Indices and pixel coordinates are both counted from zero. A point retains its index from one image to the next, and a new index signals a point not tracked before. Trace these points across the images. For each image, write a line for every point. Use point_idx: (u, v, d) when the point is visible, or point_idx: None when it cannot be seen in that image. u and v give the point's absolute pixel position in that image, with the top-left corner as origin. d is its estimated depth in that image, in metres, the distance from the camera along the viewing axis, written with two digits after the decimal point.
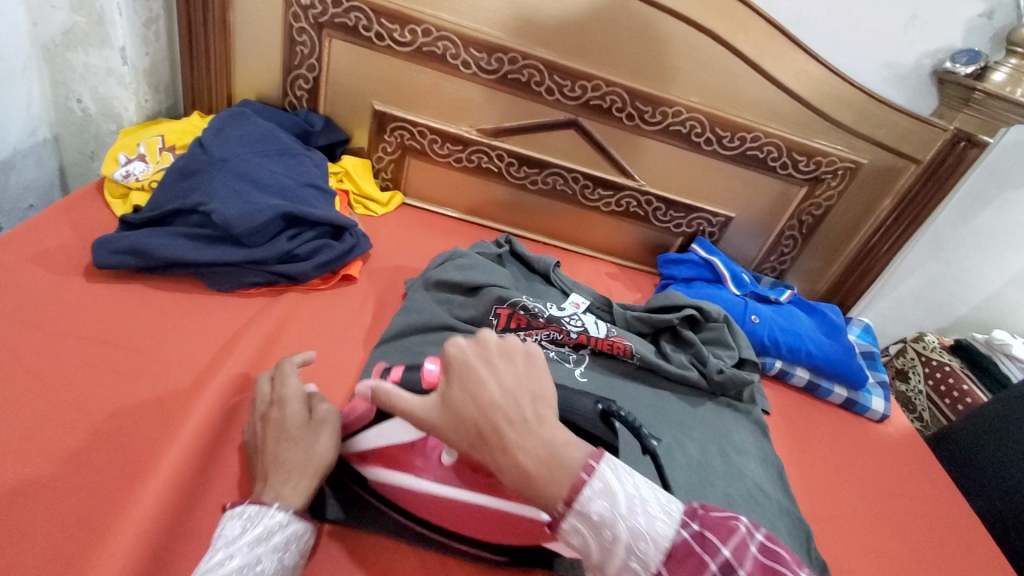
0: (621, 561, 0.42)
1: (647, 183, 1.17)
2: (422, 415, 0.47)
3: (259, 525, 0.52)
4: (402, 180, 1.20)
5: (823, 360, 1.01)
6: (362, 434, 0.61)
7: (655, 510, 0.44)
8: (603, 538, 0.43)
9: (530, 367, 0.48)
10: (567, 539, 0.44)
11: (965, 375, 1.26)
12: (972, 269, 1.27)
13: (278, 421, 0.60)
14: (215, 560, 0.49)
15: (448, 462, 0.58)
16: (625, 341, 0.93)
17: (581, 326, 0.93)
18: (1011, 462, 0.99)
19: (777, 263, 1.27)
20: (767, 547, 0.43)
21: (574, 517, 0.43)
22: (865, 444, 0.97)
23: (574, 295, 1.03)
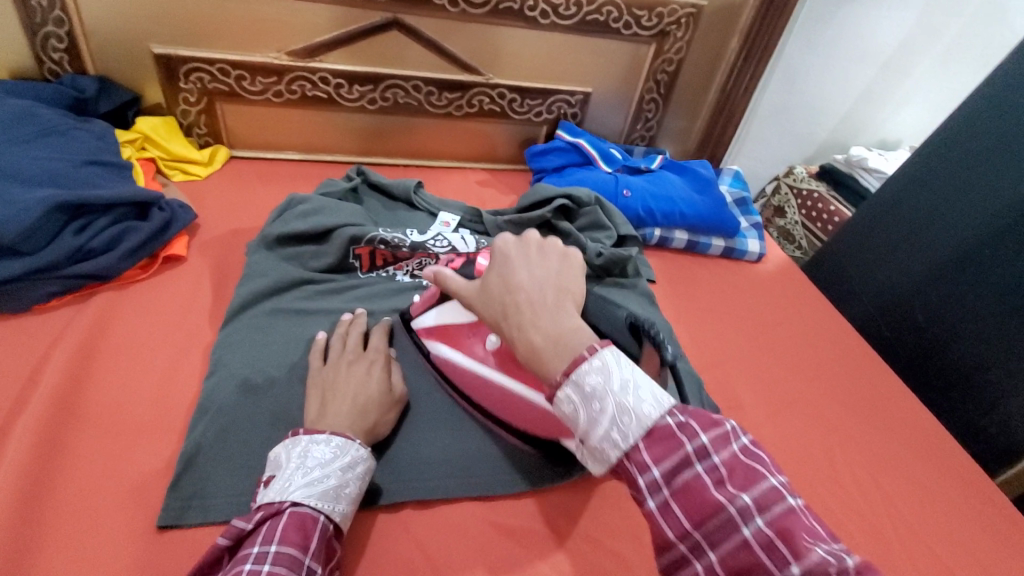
0: (603, 432, 0.41)
1: (494, 75, 1.08)
2: (468, 300, 0.56)
3: (348, 454, 0.57)
4: (222, 131, 1.05)
5: (696, 218, 1.03)
6: (432, 311, 0.74)
7: (645, 395, 0.42)
8: (591, 410, 0.42)
9: (563, 266, 0.55)
10: (560, 409, 0.44)
11: (832, 198, 1.34)
12: (825, 93, 1.30)
13: (367, 375, 0.65)
14: (313, 476, 0.54)
15: (490, 346, 0.68)
16: None
17: (448, 245, 0.87)
18: (875, 267, 1.07)
19: (645, 130, 1.24)
20: (752, 451, 0.41)
21: (568, 386, 0.44)
22: (745, 287, 1.01)
23: (442, 214, 0.96)
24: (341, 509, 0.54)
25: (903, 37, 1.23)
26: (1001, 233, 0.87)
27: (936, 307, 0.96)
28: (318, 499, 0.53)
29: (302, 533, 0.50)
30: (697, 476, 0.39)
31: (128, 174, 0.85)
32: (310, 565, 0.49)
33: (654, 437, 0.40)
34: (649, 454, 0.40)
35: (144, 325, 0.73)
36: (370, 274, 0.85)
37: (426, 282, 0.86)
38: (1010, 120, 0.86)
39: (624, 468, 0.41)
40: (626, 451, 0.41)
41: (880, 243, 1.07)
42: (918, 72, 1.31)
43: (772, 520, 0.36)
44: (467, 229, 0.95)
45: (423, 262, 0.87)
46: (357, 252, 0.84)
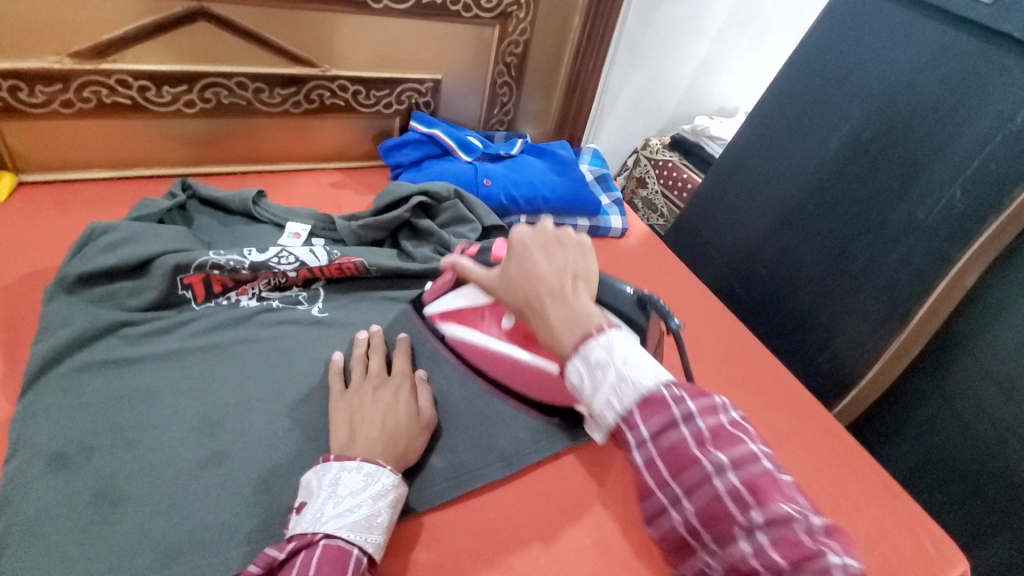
0: (604, 400, 0.43)
1: (332, 67, 0.99)
2: (489, 287, 0.56)
3: (379, 482, 0.55)
4: (3, 154, 0.86)
5: (558, 201, 1.04)
6: (448, 300, 0.73)
7: (647, 370, 0.43)
8: (596, 378, 0.44)
9: (581, 254, 0.53)
10: (567, 379, 0.46)
11: (684, 165, 1.43)
12: (667, 68, 1.37)
13: (395, 398, 0.64)
14: (344, 505, 0.52)
15: (506, 326, 0.70)
16: (355, 258, 0.81)
17: (295, 260, 0.78)
18: (723, 230, 1.16)
19: (503, 114, 1.22)
20: (739, 424, 0.43)
21: (577, 361, 0.45)
22: (611, 263, 1.05)
23: (290, 224, 0.88)
24: (374, 539, 0.52)
25: (727, 12, 1.33)
26: (817, 193, 0.98)
27: (774, 263, 1.06)
28: (352, 528, 0.51)
29: (338, 565, 0.48)
30: (683, 439, 0.40)
31: None
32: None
33: (649, 405, 0.42)
34: (642, 417, 0.42)
35: None
36: (206, 304, 0.75)
37: (276, 303, 0.77)
38: (824, 87, 0.97)
39: (619, 430, 0.43)
40: (624, 418, 0.43)
41: (725, 207, 1.15)
42: (744, 43, 1.42)
43: (747, 477, 0.39)
44: (320, 238, 0.88)
45: (271, 282, 0.79)
46: (186, 281, 0.73)
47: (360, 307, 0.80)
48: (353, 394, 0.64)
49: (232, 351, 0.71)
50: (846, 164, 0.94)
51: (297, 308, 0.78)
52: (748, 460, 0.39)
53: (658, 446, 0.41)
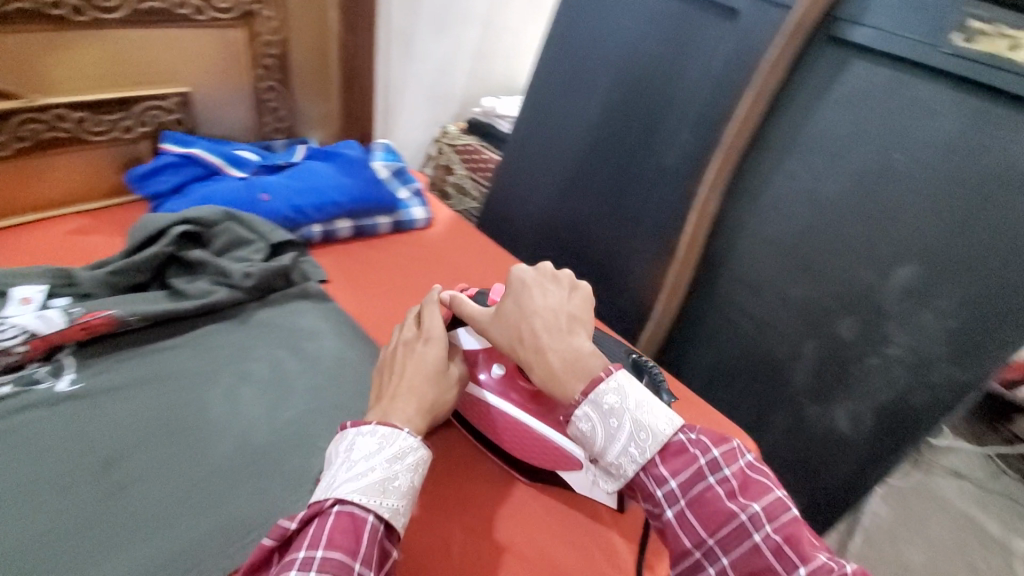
0: (622, 446, 0.52)
1: (37, 94, 0.83)
2: (482, 324, 0.65)
3: (395, 445, 0.51)
4: None
5: (351, 202, 1.00)
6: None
7: (660, 417, 0.52)
8: (609, 425, 0.52)
9: (577, 295, 0.63)
10: (578, 426, 0.54)
11: (483, 147, 1.47)
12: (444, 55, 1.40)
13: (428, 353, 0.63)
14: (358, 469, 0.50)
15: (497, 374, 0.71)
16: (107, 309, 0.70)
17: (23, 330, 0.65)
18: (523, 200, 1.20)
19: (277, 122, 1.13)
20: (757, 467, 0.51)
21: (587, 405, 0.53)
22: (421, 253, 1.04)
23: (16, 288, 0.72)
24: (390, 503, 0.49)
25: None
26: (593, 152, 1.06)
27: (571, 224, 1.13)
28: (365, 493, 0.48)
29: (351, 536, 0.46)
30: (711, 487, 0.49)
31: None
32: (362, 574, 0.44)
33: (671, 468, 0.51)
34: (665, 468, 0.51)
35: None
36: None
37: (4, 389, 0.63)
38: (578, 56, 1.05)
39: (642, 482, 0.52)
40: (642, 471, 0.52)
41: (522, 177, 1.19)
42: (511, 25, 1.50)
43: (782, 528, 0.46)
44: (61, 298, 0.74)
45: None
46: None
47: (128, 365, 0.69)
48: (394, 353, 0.64)
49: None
50: (607, 122, 1.03)
51: (39, 386, 0.64)
52: (766, 490, 0.49)
53: (686, 505, 0.50)
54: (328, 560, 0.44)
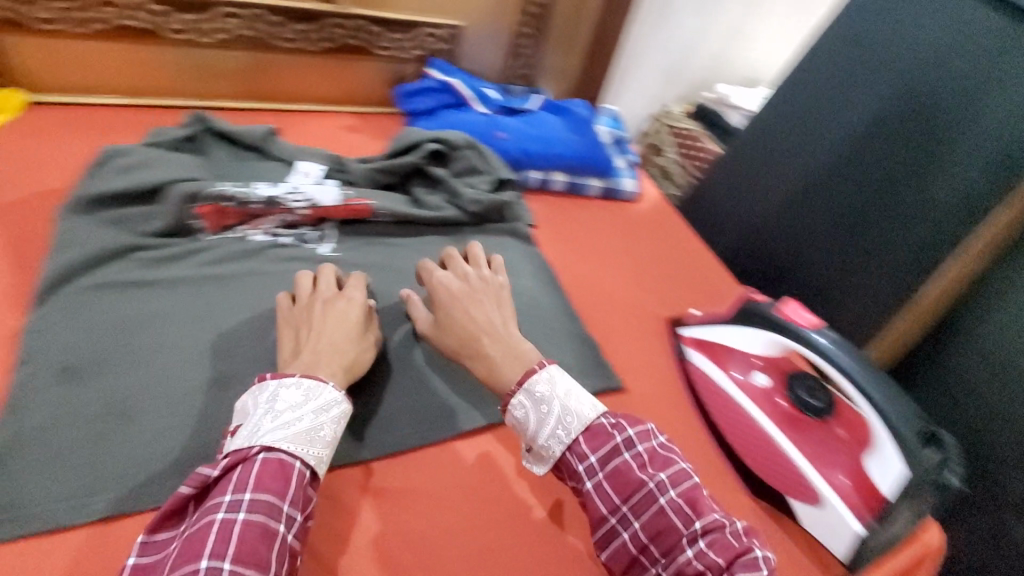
0: (551, 429, 0.55)
1: (350, 5, 0.95)
2: (425, 330, 0.68)
3: (557, 415, 0.55)
4: (11, 70, 0.84)
5: (573, 159, 1.03)
6: (708, 327, 0.76)
7: (584, 402, 0.56)
8: (541, 412, 0.55)
9: (496, 303, 0.68)
10: (513, 415, 0.57)
11: (704, 134, 1.39)
12: (694, 32, 1.34)
13: (501, 305, 0.68)
14: (547, 422, 0.55)
15: (761, 384, 0.72)
16: (366, 200, 0.82)
17: (307, 199, 0.79)
18: (732, 201, 1.14)
19: (522, 68, 1.18)
20: (666, 447, 0.56)
21: (521, 394, 0.57)
22: (622, 225, 1.04)
23: (301, 163, 0.87)
24: (317, 452, 0.51)
25: None
26: (846, 164, 0.95)
27: (792, 236, 1.03)
28: (292, 440, 0.50)
29: (280, 479, 0.47)
30: (624, 460, 0.53)
31: None
32: (288, 513, 0.47)
33: (598, 438, 0.54)
34: (587, 445, 0.54)
35: None
36: (218, 236, 0.75)
37: (284, 240, 0.78)
38: (858, 56, 0.94)
39: (566, 460, 0.55)
40: (574, 446, 0.54)
41: (745, 173, 1.11)
42: (775, 9, 1.38)
43: (683, 493, 0.51)
44: (332, 180, 0.87)
45: (280, 219, 0.79)
46: (199, 210, 0.73)
47: (369, 249, 0.80)
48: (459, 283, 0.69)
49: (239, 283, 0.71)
50: (871, 134, 0.92)
51: (306, 246, 0.78)
52: (684, 473, 0.53)
53: (606, 476, 0.53)
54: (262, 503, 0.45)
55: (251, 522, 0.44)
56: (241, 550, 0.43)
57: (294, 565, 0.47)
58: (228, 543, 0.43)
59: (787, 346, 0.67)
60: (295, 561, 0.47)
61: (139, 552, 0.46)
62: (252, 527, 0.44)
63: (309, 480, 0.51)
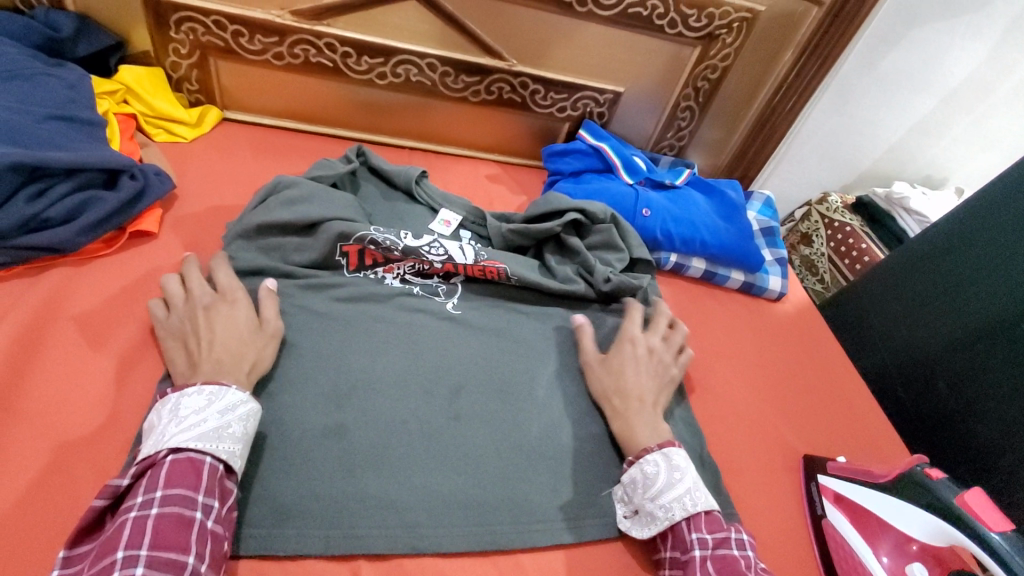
0: (676, 493, 0.58)
1: (518, 62, 0.96)
2: (587, 363, 0.73)
3: (670, 478, 0.59)
4: (216, 90, 0.94)
5: (717, 249, 0.95)
6: (856, 485, 0.66)
7: (706, 491, 0.60)
8: (672, 476, 0.59)
9: (668, 377, 0.72)
10: (641, 468, 0.61)
11: (864, 235, 1.26)
12: (876, 121, 1.21)
13: (669, 380, 0.72)
14: (653, 484, 0.60)
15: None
16: (498, 264, 0.80)
17: (444, 254, 0.79)
18: (897, 324, 1.07)
19: (675, 139, 1.13)
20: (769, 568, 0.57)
21: (657, 454, 0.61)
22: (760, 326, 0.94)
23: (443, 211, 0.89)
24: (227, 446, 0.52)
25: (971, 71, 1.14)
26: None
27: (956, 379, 0.93)
28: (201, 439, 0.51)
29: (192, 474, 0.49)
30: (733, 554, 0.55)
31: (101, 133, 0.75)
32: (204, 502, 0.48)
33: (713, 525, 0.57)
34: (702, 525, 0.57)
35: (98, 308, 0.66)
36: (356, 274, 0.77)
37: (416, 290, 0.78)
38: None
39: (678, 528, 0.57)
40: (688, 520, 0.57)
41: (909, 299, 1.05)
42: (980, 110, 1.21)
43: None
44: (467, 232, 0.88)
45: (415, 266, 0.79)
46: (344, 249, 0.76)
47: (493, 312, 0.79)
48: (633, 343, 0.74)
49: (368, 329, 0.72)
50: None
51: (434, 300, 0.78)
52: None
53: (711, 556, 0.55)
54: (174, 494, 0.47)
55: (164, 514, 0.46)
56: (159, 538, 0.45)
57: (223, 548, 0.49)
58: (144, 535, 0.45)
59: (955, 540, 0.55)
60: (222, 544, 0.49)
61: (61, 566, 0.46)
62: (168, 517, 0.46)
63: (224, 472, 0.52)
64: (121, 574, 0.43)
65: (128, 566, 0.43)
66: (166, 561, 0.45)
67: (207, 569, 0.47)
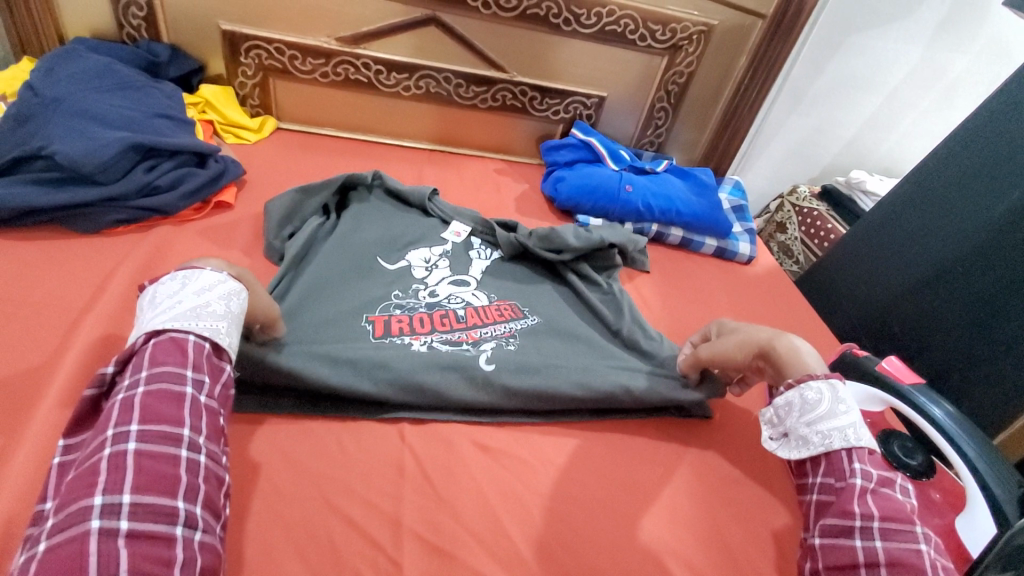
0: (839, 424, 0.61)
1: (518, 73, 1.17)
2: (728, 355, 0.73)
3: (838, 411, 0.61)
4: (273, 105, 1.15)
5: (692, 218, 1.12)
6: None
7: (867, 432, 0.61)
8: (835, 408, 0.61)
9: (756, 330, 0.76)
10: (802, 394, 0.63)
11: (830, 217, 1.42)
12: (831, 118, 1.40)
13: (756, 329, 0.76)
14: (814, 412, 0.62)
15: None
16: (511, 302, 0.88)
17: (461, 302, 0.86)
18: (858, 280, 1.21)
19: (655, 137, 1.32)
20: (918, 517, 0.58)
21: (823, 384, 0.63)
22: (732, 282, 1.10)
23: (455, 223, 1.00)
24: (203, 324, 0.59)
25: (907, 71, 1.33)
26: (965, 257, 1.01)
27: (910, 322, 1.09)
28: (179, 321, 0.58)
29: (177, 352, 0.56)
30: (893, 494, 0.57)
31: (191, 129, 0.95)
32: (193, 378, 0.55)
33: (874, 460, 0.60)
34: (865, 461, 0.59)
35: (191, 253, 0.84)
36: (381, 339, 0.76)
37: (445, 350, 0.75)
38: (1000, 156, 0.98)
39: (836, 456, 0.60)
40: (848, 451, 0.60)
41: (867, 258, 1.21)
42: (922, 105, 1.39)
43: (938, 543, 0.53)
44: (478, 240, 0.99)
45: (443, 337, 0.78)
46: (370, 318, 0.79)
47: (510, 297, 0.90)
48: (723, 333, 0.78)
49: (405, 403, 0.70)
50: (987, 232, 0.98)
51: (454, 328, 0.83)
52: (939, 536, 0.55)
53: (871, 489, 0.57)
54: (161, 371, 0.54)
55: (151, 391, 0.52)
56: (149, 414, 0.51)
57: (218, 420, 0.56)
58: (132, 412, 0.51)
59: (882, 402, 0.68)
60: (215, 417, 0.56)
61: (63, 452, 0.53)
62: (156, 391, 0.53)
63: (213, 352, 0.59)
64: (114, 448, 0.48)
65: (121, 441, 0.49)
66: (159, 434, 0.50)
67: (205, 440, 0.53)
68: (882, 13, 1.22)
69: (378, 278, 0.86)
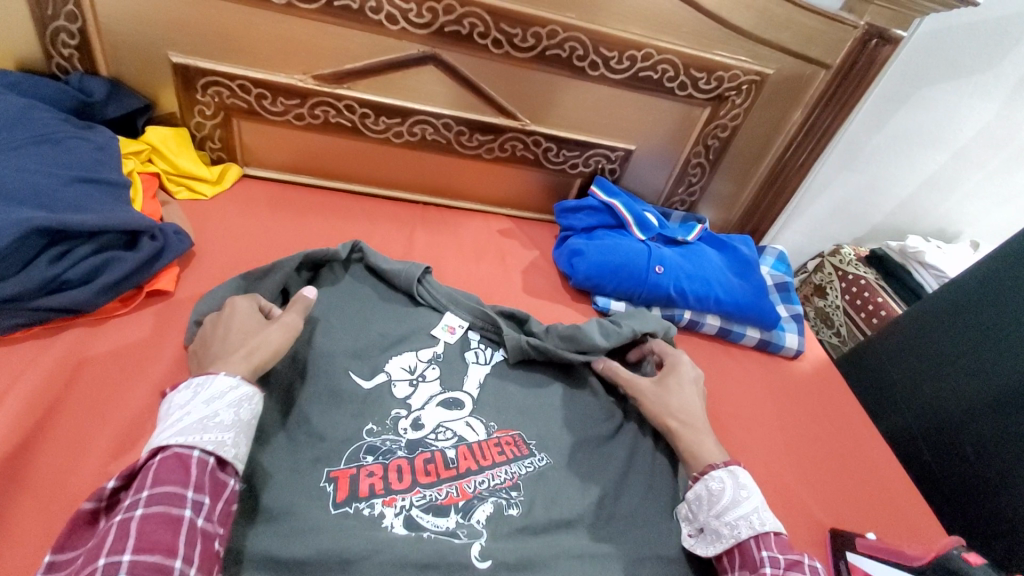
0: (741, 512, 0.61)
1: (532, 122, 0.98)
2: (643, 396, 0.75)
3: (741, 498, 0.62)
4: (237, 148, 0.96)
5: (732, 306, 0.94)
6: (891, 567, 0.63)
7: (770, 516, 0.61)
8: (738, 494, 0.62)
9: (692, 391, 0.76)
10: (707, 482, 0.64)
11: (880, 288, 1.25)
12: (887, 177, 1.22)
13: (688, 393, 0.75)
14: (717, 503, 0.62)
15: None
16: (513, 432, 0.71)
17: (451, 436, 0.68)
18: (920, 379, 1.04)
19: (686, 194, 1.14)
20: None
21: (722, 470, 0.64)
22: (778, 385, 0.92)
23: (449, 315, 0.82)
24: (211, 437, 0.51)
25: (982, 129, 1.14)
26: None
27: (986, 445, 0.89)
28: (184, 433, 0.51)
29: (180, 470, 0.49)
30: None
31: (124, 194, 0.77)
32: (194, 498, 0.48)
33: (783, 546, 0.59)
34: (771, 546, 0.58)
35: (111, 367, 0.66)
36: (343, 509, 0.58)
37: (427, 534, 0.58)
38: None
39: (748, 546, 0.59)
40: (756, 539, 0.59)
41: (930, 352, 1.03)
42: (992, 166, 1.21)
43: None
44: (477, 335, 0.81)
45: (426, 498, 0.61)
46: (332, 474, 0.61)
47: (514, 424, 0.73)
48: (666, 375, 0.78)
49: None
50: None
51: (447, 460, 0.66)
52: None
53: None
54: (161, 492, 0.47)
55: (149, 515, 0.45)
56: (144, 541, 0.44)
57: (215, 547, 0.48)
58: (126, 539, 0.44)
59: None
60: (213, 542, 0.48)
61: (45, 570, 0.45)
62: (153, 517, 0.45)
63: (217, 467, 0.51)
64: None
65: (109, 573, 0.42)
66: (150, 565, 0.43)
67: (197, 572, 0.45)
68: (962, 63, 1.03)
69: (348, 403, 0.68)
